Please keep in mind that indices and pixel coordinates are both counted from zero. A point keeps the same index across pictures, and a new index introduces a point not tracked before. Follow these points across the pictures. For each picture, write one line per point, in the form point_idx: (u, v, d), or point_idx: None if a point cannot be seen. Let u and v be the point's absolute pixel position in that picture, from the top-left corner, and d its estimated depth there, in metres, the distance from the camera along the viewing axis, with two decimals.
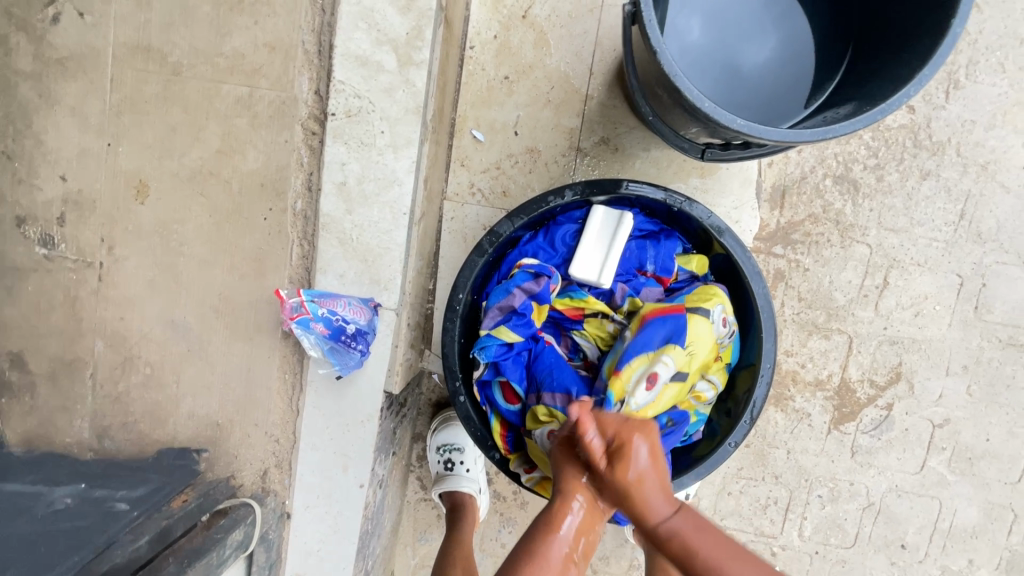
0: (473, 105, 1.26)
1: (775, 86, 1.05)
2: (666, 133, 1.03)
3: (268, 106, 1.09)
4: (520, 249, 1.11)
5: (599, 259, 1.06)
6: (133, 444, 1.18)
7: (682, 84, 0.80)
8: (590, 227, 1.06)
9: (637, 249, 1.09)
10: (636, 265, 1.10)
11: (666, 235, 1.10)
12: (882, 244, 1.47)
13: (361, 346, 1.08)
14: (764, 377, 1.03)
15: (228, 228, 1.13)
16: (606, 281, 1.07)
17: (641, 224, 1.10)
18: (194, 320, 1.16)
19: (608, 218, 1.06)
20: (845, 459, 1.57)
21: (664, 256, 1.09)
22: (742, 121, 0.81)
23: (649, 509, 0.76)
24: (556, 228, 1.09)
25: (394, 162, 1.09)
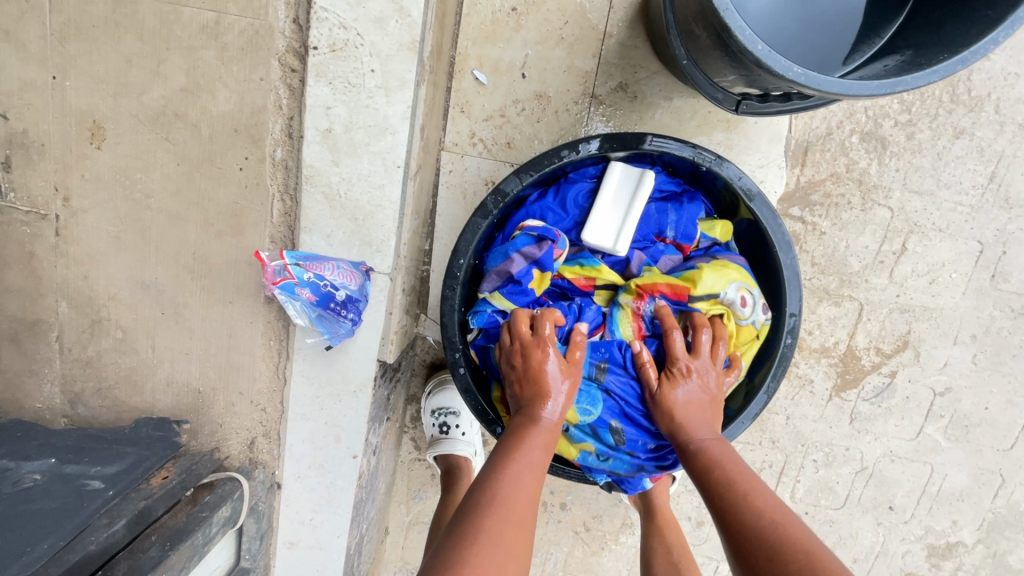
0: (476, 41, 1.10)
1: (822, 31, 0.93)
2: (698, 81, 0.89)
3: (239, 36, 0.94)
4: (524, 209, 1.00)
5: (616, 222, 0.95)
6: (111, 410, 1.12)
7: (730, 20, 0.67)
8: (606, 187, 0.95)
9: (656, 212, 0.99)
10: (655, 230, 1.00)
11: (690, 197, 1.00)
12: (904, 207, 1.38)
13: (352, 314, 0.98)
14: (782, 356, 0.97)
15: (199, 179, 1.00)
16: (622, 248, 0.95)
17: (661, 184, 1.00)
18: (167, 282, 1.05)
19: (626, 177, 0.95)
20: (843, 425, 1.56)
21: (685, 222, 0.99)
22: (801, 69, 0.68)
23: (685, 428, 0.86)
24: (567, 187, 0.98)
25: (385, 108, 0.95)
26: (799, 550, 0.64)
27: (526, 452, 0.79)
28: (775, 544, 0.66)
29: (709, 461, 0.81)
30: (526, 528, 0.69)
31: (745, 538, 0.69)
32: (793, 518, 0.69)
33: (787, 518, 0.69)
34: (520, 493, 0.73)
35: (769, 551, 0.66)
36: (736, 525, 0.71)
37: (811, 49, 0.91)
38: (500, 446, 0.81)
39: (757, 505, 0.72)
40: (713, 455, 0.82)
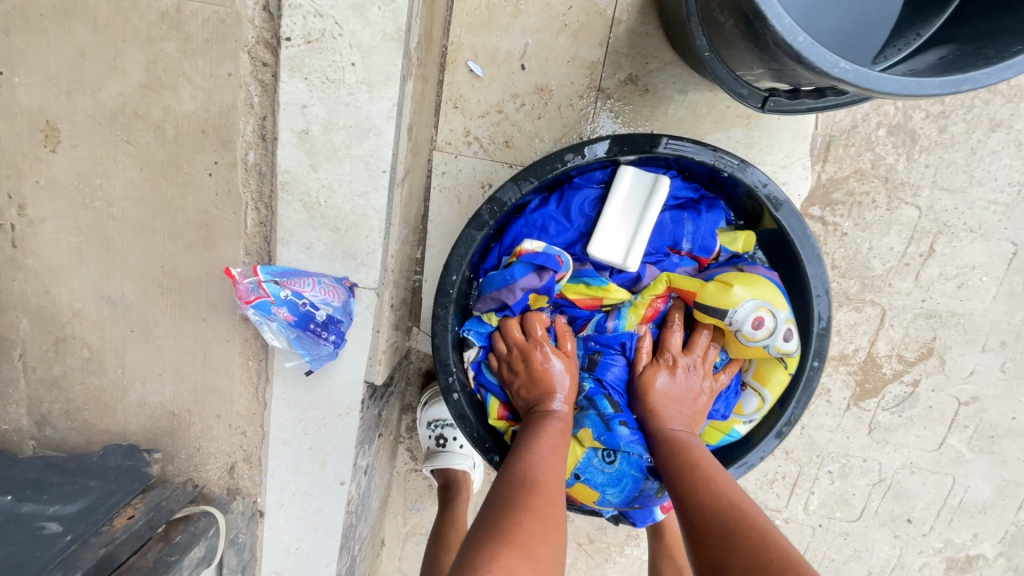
0: (470, 29, 1.00)
1: (856, 20, 0.82)
2: (723, 76, 0.78)
3: (203, 25, 0.83)
4: (524, 218, 0.90)
5: (625, 237, 0.86)
6: (81, 433, 1.05)
7: (765, 7, 0.54)
8: (613, 201, 0.85)
9: (671, 223, 0.90)
10: (670, 242, 0.91)
11: (708, 204, 0.91)
12: (934, 206, 1.28)
13: (333, 337, 0.90)
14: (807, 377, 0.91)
15: (165, 185, 0.91)
16: (632, 264, 0.86)
17: (676, 190, 0.90)
18: (135, 298, 0.97)
19: (638, 185, 0.85)
20: (861, 435, 1.48)
21: (703, 233, 0.89)
22: (851, 66, 0.56)
23: (664, 417, 0.88)
24: (572, 193, 0.88)
25: (368, 106, 0.85)
26: (760, 527, 0.65)
27: (548, 436, 0.81)
28: (730, 525, 0.67)
29: (681, 448, 0.83)
30: (560, 505, 0.71)
31: (703, 518, 0.70)
32: (751, 506, 0.70)
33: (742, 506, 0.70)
34: (549, 472, 0.74)
35: (724, 532, 0.66)
36: (694, 509, 0.72)
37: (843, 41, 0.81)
38: (520, 440, 0.81)
39: (719, 490, 0.73)
40: (687, 444, 0.84)
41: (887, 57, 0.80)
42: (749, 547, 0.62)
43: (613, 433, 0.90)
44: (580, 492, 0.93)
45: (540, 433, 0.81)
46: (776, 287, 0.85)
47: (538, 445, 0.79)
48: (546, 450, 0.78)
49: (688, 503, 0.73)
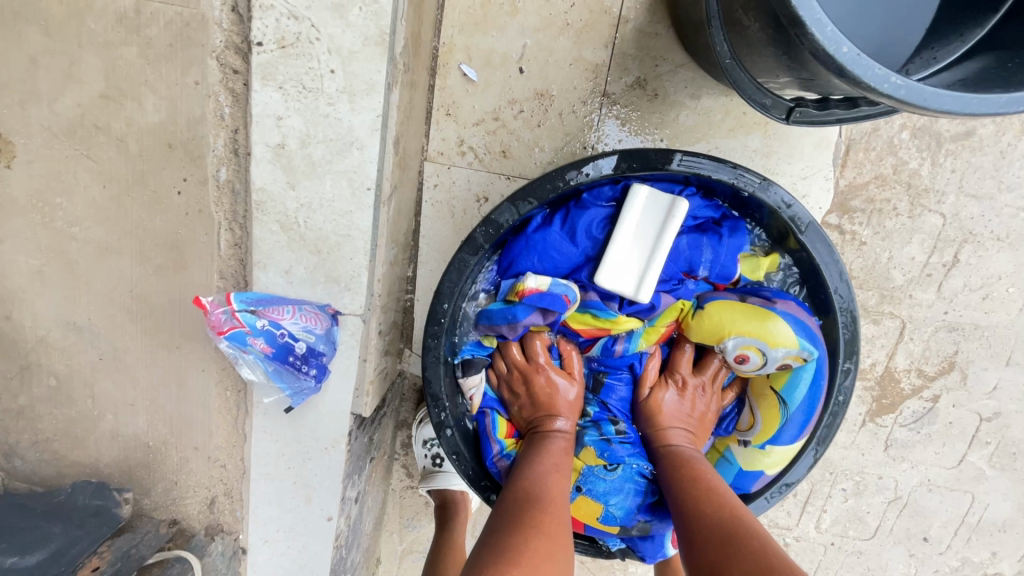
0: (463, 29, 0.91)
1: (886, 20, 0.71)
2: (744, 84, 0.70)
3: (166, 29, 0.75)
4: (524, 241, 0.79)
5: (638, 266, 0.77)
6: (51, 464, 0.98)
7: (804, 12, 0.46)
8: (623, 225, 0.76)
9: (688, 247, 0.80)
10: (685, 267, 0.82)
11: (731, 224, 0.81)
12: (959, 213, 1.19)
13: (314, 369, 0.84)
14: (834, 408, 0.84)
15: (130, 204, 0.83)
16: (644, 297, 0.76)
17: (695, 210, 0.80)
18: (102, 324, 0.89)
19: (653, 207, 0.76)
20: (876, 452, 1.40)
21: (723, 258, 0.81)
22: (905, 81, 0.47)
23: (667, 435, 0.87)
24: (578, 214, 0.78)
25: (350, 118, 0.77)
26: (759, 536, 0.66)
27: (549, 455, 0.79)
28: (730, 534, 0.67)
29: (682, 463, 0.82)
30: (566, 521, 0.70)
31: (703, 526, 0.70)
32: (752, 517, 0.71)
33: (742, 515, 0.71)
34: (553, 488, 0.74)
35: (724, 540, 0.67)
36: (694, 517, 0.72)
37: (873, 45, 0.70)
38: (520, 459, 0.80)
39: (719, 500, 0.74)
40: (688, 459, 0.83)
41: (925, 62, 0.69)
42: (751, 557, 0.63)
43: (614, 450, 0.87)
44: (585, 508, 0.88)
45: (543, 450, 0.80)
46: (767, 321, 0.78)
47: (539, 464, 0.77)
48: (549, 467, 0.77)
49: (687, 512, 0.74)
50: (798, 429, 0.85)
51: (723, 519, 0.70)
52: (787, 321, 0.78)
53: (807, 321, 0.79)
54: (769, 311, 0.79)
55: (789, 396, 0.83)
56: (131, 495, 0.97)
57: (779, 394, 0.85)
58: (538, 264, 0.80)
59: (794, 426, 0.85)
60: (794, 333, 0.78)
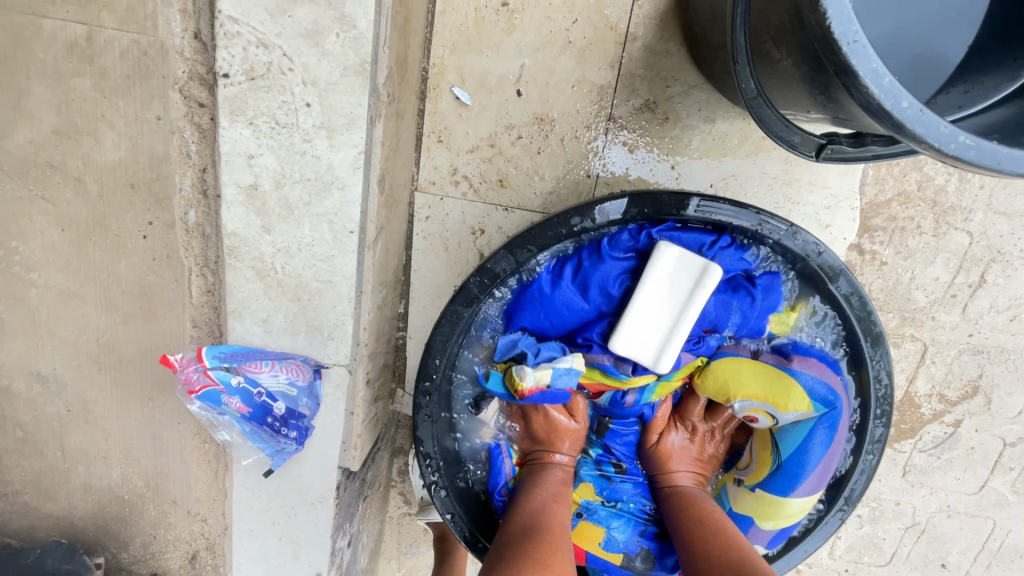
0: (455, 48, 0.83)
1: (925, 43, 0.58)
2: (771, 121, 0.62)
3: (121, 57, 0.67)
4: (533, 295, 0.70)
5: (659, 335, 0.68)
6: (22, 517, 0.92)
7: (857, 62, 0.39)
8: (645, 287, 0.66)
9: (715, 307, 0.71)
10: (708, 325, 0.73)
11: (767, 280, 0.71)
12: (987, 231, 1.00)
13: (294, 433, 0.78)
14: (864, 463, 0.76)
15: (92, 248, 0.76)
16: (663, 368, 0.67)
17: (729, 266, 0.69)
18: (68, 374, 0.83)
19: (681, 270, 0.66)
20: (892, 478, 1.18)
21: (753, 321, 0.72)
22: (976, 141, 0.40)
23: (673, 476, 0.82)
24: (591, 269, 0.68)
25: (329, 155, 0.69)
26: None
27: (547, 484, 0.77)
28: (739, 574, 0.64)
29: (688, 502, 0.78)
30: (567, 553, 0.67)
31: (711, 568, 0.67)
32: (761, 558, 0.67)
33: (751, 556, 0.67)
34: (551, 519, 0.71)
35: None
36: (701, 559, 0.69)
37: (915, 74, 0.57)
38: (518, 490, 0.77)
39: (728, 540, 0.70)
40: (695, 499, 0.79)
41: (979, 93, 0.56)
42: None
43: (614, 488, 0.85)
44: (585, 534, 0.84)
45: (542, 482, 0.77)
46: (781, 384, 0.72)
47: (537, 494, 0.75)
48: (548, 498, 0.75)
49: (694, 553, 0.71)
50: (792, 482, 0.75)
51: (729, 561, 0.66)
52: (800, 385, 0.71)
53: (826, 381, 0.71)
54: (781, 373, 0.72)
55: (790, 445, 0.75)
56: (103, 558, 0.92)
57: (775, 440, 0.78)
58: (542, 318, 0.72)
59: (792, 480, 0.75)
60: (806, 395, 0.72)
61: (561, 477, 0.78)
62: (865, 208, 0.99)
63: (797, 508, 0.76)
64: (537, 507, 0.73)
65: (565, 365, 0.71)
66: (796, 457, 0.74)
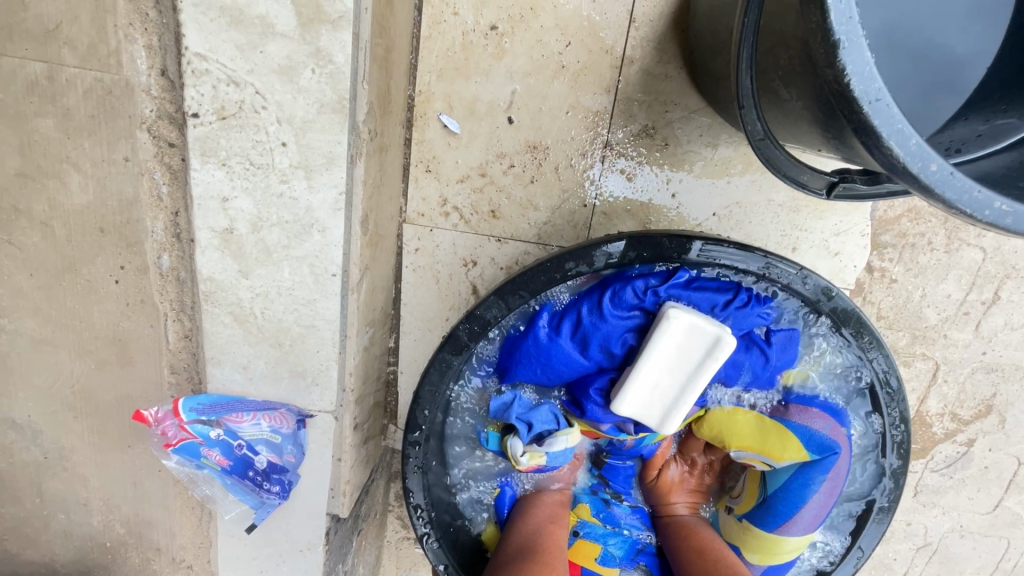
0: (442, 74, 0.79)
1: (938, 78, 0.54)
2: (779, 161, 0.58)
3: (85, 97, 0.63)
4: (530, 349, 0.66)
5: (664, 400, 0.63)
6: (2, 564, 0.88)
7: (879, 122, 0.35)
8: (653, 351, 0.62)
9: (724, 367, 0.66)
10: (716, 381, 0.68)
11: (783, 338, 0.65)
12: (1001, 246, 0.93)
13: (276, 488, 0.75)
14: (880, 511, 0.69)
15: (62, 293, 0.72)
16: (669, 431, 0.64)
17: (742, 324, 0.63)
18: (44, 422, 0.79)
19: (692, 337, 0.61)
20: (902, 498, 1.10)
21: (764, 380, 0.67)
22: (1014, 206, 0.36)
23: (671, 505, 0.79)
24: (594, 328, 0.64)
25: (307, 196, 0.65)
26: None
27: (544, 506, 0.77)
28: None
29: (687, 530, 0.76)
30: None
31: None
32: None
33: None
34: (543, 543, 0.71)
35: None
36: None
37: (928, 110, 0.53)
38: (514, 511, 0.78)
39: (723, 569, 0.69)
40: (695, 527, 0.77)
41: (1003, 125, 0.51)
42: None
43: (613, 512, 0.82)
44: (582, 550, 0.79)
45: (537, 504, 0.77)
46: (777, 438, 0.68)
47: (533, 515, 0.75)
48: (544, 519, 0.75)
49: None
50: (775, 520, 0.69)
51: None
52: (796, 437, 0.67)
53: (827, 433, 0.66)
54: (777, 423, 0.68)
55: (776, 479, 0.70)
56: None
57: (763, 475, 0.73)
58: (539, 372, 0.67)
59: (774, 516, 0.70)
60: (803, 447, 0.67)
61: (558, 499, 0.79)
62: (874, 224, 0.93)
63: (792, 545, 0.70)
64: (531, 530, 0.73)
65: (559, 448, 0.72)
66: (783, 494, 0.69)
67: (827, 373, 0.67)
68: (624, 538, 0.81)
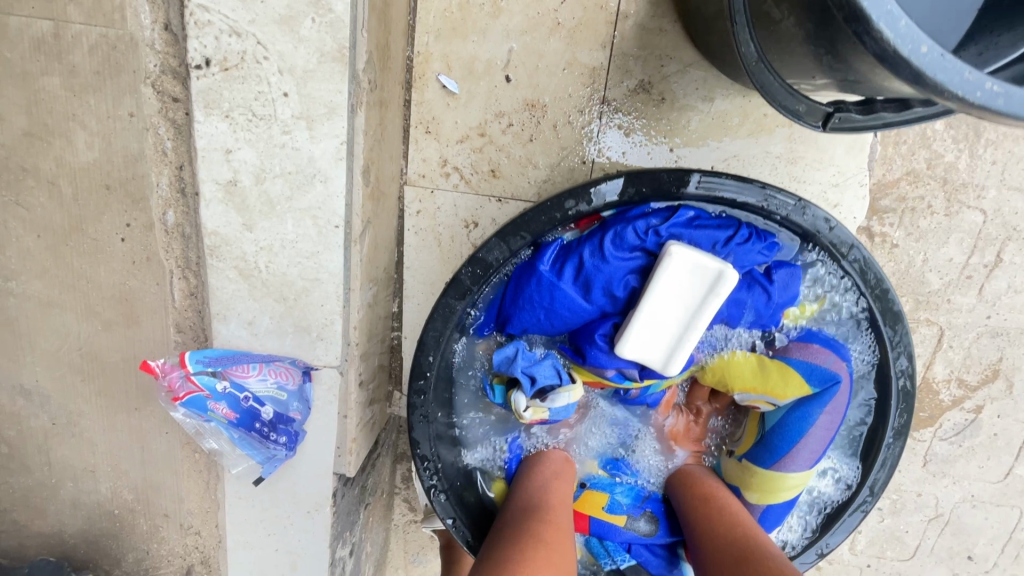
0: (440, 34, 0.80)
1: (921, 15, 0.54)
2: (774, 87, 0.58)
3: (90, 53, 0.65)
4: (533, 293, 0.65)
5: (669, 338, 0.63)
6: (12, 535, 0.89)
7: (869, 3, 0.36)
8: (655, 287, 0.61)
9: (727, 306, 0.65)
10: (719, 323, 0.67)
11: (785, 275, 0.65)
12: (1001, 209, 0.93)
13: (283, 438, 0.75)
14: (887, 450, 0.70)
15: (70, 253, 0.73)
16: (674, 371, 0.63)
17: (744, 262, 0.63)
18: (52, 386, 0.80)
19: (694, 271, 0.60)
20: (913, 468, 1.09)
21: (767, 317, 0.66)
22: (1004, 87, 0.36)
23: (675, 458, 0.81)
24: (596, 269, 0.63)
25: (309, 147, 0.66)
26: (771, 553, 0.61)
27: (548, 462, 0.76)
28: (743, 554, 0.62)
29: (693, 483, 0.77)
30: (567, 534, 0.65)
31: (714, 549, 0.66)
32: (766, 537, 0.65)
33: (756, 534, 0.66)
34: (553, 500, 0.70)
35: (737, 561, 0.62)
36: (708, 539, 0.68)
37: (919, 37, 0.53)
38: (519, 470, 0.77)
39: (734, 520, 0.69)
40: (703, 480, 0.78)
41: (993, 54, 0.50)
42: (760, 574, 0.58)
43: (620, 464, 0.81)
44: (589, 501, 0.80)
45: (542, 462, 0.76)
46: (779, 374, 0.68)
47: (539, 471, 0.74)
48: (548, 476, 0.74)
49: (699, 534, 0.70)
50: (772, 455, 0.70)
51: (734, 536, 0.66)
52: (798, 373, 0.67)
53: (829, 365, 0.66)
54: (778, 361, 0.68)
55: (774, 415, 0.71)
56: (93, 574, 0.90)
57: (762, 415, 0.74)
58: (542, 318, 0.68)
59: (770, 452, 0.71)
60: (804, 381, 0.67)
61: (563, 459, 0.78)
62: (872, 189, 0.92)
63: (793, 483, 0.70)
64: (537, 488, 0.72)
65: (562, 403, 0.71)
66: (783, 430, 0.69)
67: (829, 314, 0.68)
68: (629, 487, 0.81)
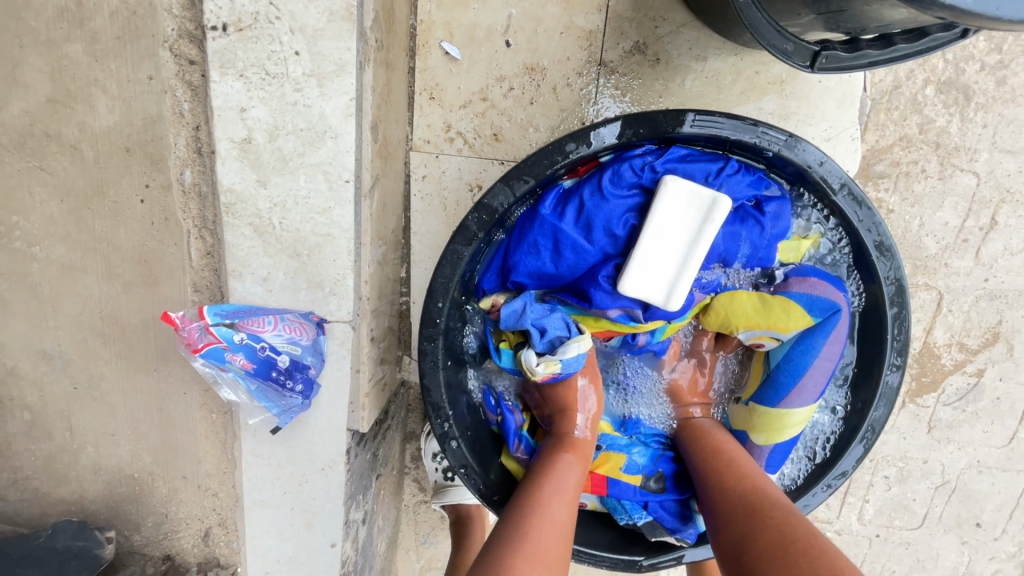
0: (442, 3, 0.84)
1: None
2: (761, 25, 0.60)
3: (111, 20, 0.68)
4: (538, 237, 0.68)
5: (671, 271, 0.65)
6: (33, 503, 0.90)
7: None
8: (654, 219, 0.64)
9: (723, 241, 0.68)
10: (718, 261, 0.70)
11: (776, 207, 0.68)
12: (994, 171, 0.94)
13: (299, 386, 0.77)
14: (887, 386, 0.70)
15: (90, 216, 0.76)
16: (675, 306, 0.65)
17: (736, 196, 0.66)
18: (73, 349, 0.82)
19: (689, 202, 0.64)
20: (918, 435, 1.09)
21: (763, 251, 0.69)
22: None
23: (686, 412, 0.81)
24: (597, 208, 0.66)
25: (320, 103, 0.69)
26: (781, 505, 0.61)
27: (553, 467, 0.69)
28: (750, 503, 0.63)
29: (703, 437, 0.77)
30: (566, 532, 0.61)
31: (722, 498, 0.66)
32: (772, 484, 0.66)
33: (762, 483, 0.66)
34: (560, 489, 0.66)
35: (745, 511, 0.62)
36: (717, 488, 0.68)
37: None
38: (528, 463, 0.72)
39: (743, 474, 0.68)
40: (713, 433, 0.78)
41: None
42: (771, 525, 0.59)
43: (633, 422, 0.84)
44: (608, 462, 0.81)
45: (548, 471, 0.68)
46: (781, 308, 0.70)
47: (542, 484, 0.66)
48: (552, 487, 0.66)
49: (708, 485, 0.70)
50: (777, 393, 0.72)
51: (744, 489, 0.65)
52: (799, 305, 0.69)
53: (828, 296, 0.69)
54: (779, 296, 0.70)
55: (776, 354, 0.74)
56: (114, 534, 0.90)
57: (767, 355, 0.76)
58: (547, 263, 0.70)
59: (775, 390, 0.73)
60: (806, 316, 0.69)
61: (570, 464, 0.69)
62: (866, 155, 0.94)
63: (796, 420, 0.72)
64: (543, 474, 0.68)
65: (572, 353, 0.72)
66: (786, 365, 0.72)
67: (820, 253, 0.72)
68: (647, 447, 0.82)
